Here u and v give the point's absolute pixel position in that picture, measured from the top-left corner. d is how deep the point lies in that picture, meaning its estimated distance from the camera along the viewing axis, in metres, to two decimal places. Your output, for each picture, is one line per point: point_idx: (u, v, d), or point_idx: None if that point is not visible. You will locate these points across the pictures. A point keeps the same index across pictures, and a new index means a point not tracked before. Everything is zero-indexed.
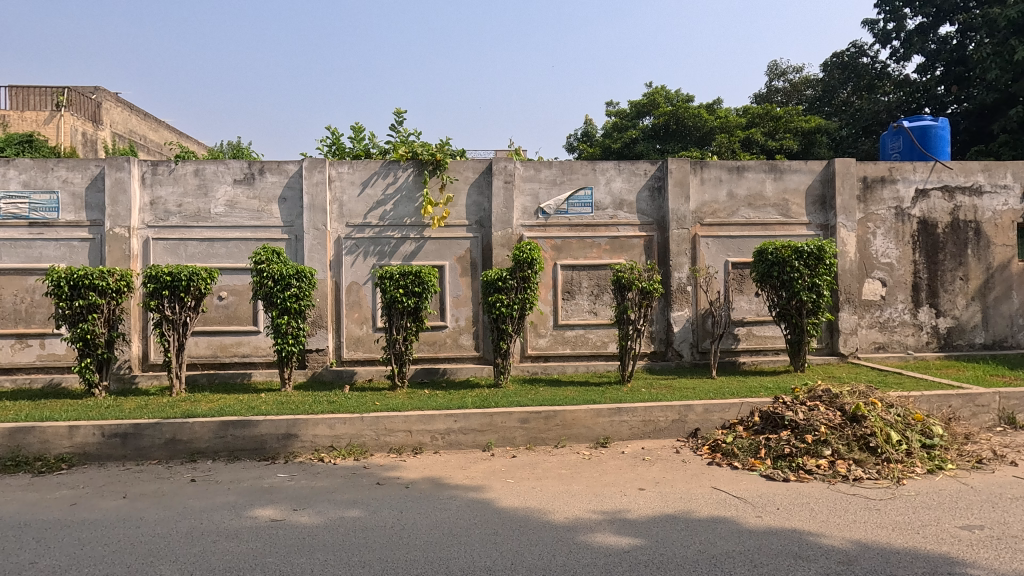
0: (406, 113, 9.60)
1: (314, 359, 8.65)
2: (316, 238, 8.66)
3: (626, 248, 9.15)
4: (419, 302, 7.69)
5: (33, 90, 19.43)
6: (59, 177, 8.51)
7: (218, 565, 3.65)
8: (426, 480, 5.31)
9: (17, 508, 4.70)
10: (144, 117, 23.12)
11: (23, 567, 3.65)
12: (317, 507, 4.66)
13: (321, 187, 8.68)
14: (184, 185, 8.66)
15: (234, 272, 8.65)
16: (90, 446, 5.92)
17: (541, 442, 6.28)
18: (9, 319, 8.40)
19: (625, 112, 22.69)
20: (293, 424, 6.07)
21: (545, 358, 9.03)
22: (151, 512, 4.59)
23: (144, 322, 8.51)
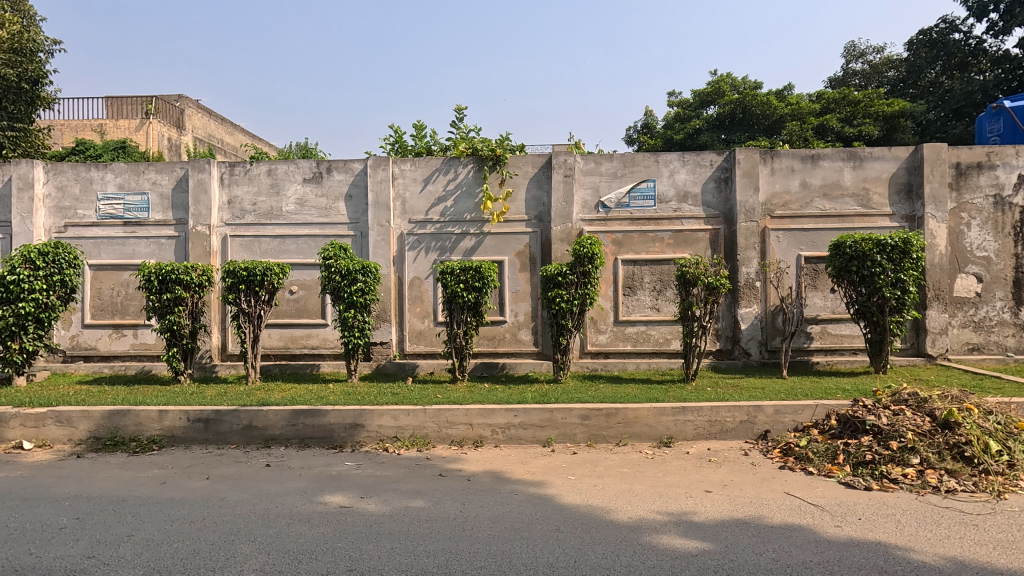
0: (466, 109, 9.68)
1: (379, 352, 8.92)
2: (381, 234, 8.90)
3: (690, 242, 8.85)
4: (478, 297, 7.74)
5: (126, 99, 21.00)
6: (149, 179, 9.17)
7: (293, 547, 3.82)
8: (487, 474, 5.35)
9: (115, 485, 5.12)
10: (222, 122, 24.63)
11: (121, 539, 3.96)
12: (382, 495, 4.79)
13: (385, 184, 8.92)
14: (258, 184, 9.11)
15: (304, 267, 9.04)
16: (177, 429, 6.35)
17: (602, 439, 6.20)
18: (107, 311, 9.15)
19: (688, 102, 21.99)
20: (359, 414, 6.28)
21: (605, 355, 8.91)
22: (230, 494, 4.87)
23: (223, 315, 9.05)
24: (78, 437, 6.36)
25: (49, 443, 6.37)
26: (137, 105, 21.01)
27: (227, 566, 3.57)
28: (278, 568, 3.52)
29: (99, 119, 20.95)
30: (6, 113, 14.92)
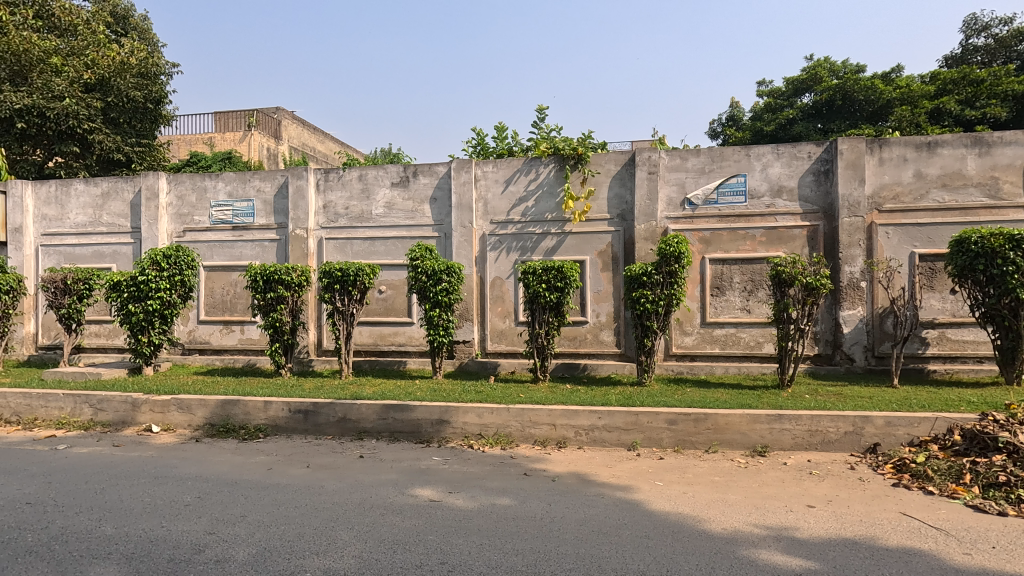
0: (547, 109, 9.68)
1: (462, 350, 9.12)
2: (463, 235, 9.11)
3: (785, 240, 8.34)
4: (560, 297, 7.71)
5: (232, 113, 22.85)
6: (254, 187, 9.93)
7: (387, 536, 3.99)
8: (572, 475, 5.31)
9: (228, 468, 5.58)
10: (314, 131, 26.25)
11: (236, 519, 4.31)
12: (469, 491, 4.89)
13: (468, 186, 9.11)
14: (350, 189, 9.60)
15: (392, 267, 9.43)
16: (280, 419, 6.82)
17: (690, 445, 5.97)
18: (218, 308, 10.02)
19: (780, 90, 20.78)
20: (445, 411, 6.45)
21: (691, 358, 8.59)
22: (329, 482, 5.17)
23: (319, 313, 9.63)
24: (196, 423, 7.01)
25: (173, 427, 7.06)
26: (241, 118, 22.79)
27: (329, 550, 3.78)
28: (375, 556, 3.68)
29: (209, 133, 22.95)
30: (134, 131, 16.72)
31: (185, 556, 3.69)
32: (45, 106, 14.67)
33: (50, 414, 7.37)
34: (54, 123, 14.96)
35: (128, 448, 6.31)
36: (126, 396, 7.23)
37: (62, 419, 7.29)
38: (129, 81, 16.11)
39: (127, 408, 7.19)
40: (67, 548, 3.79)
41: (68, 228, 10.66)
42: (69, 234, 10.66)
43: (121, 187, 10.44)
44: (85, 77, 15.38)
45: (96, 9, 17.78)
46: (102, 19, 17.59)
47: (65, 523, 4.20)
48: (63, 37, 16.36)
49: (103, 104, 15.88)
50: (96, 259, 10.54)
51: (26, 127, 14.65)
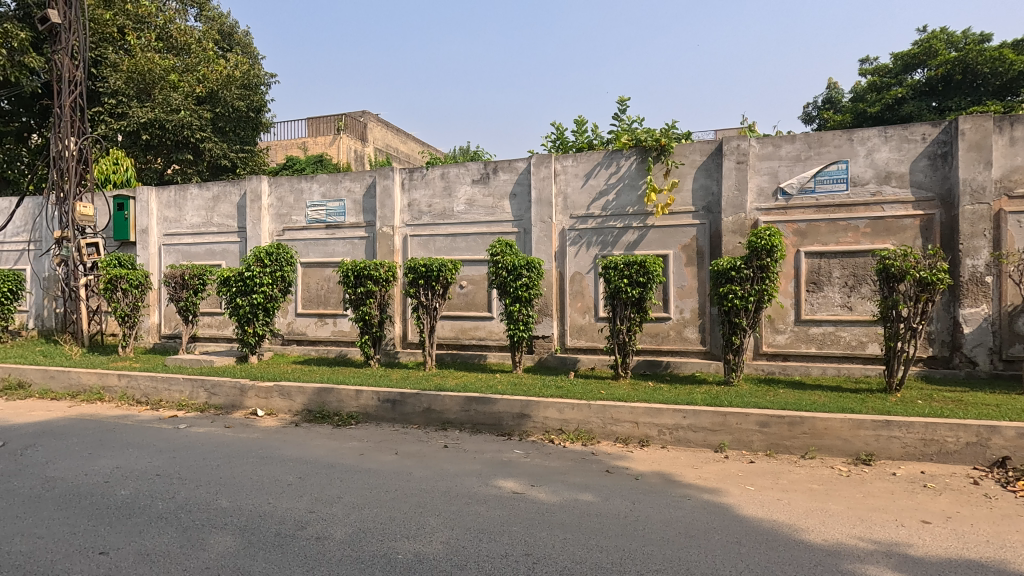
0: (628, 100, 9.47)
1: (541, 345, 9.16)
2: (543, 230, 9.12)
3: (894, 231, 7.64)
4: (643, 293, 7.53)
5: (323, 118, 24.25)
6: (345, 187, 10.49)
7: (473, 525, 4.09)
8: (656, 475, 5.18)
9: (325, 452, 5.96)
10: (397, 132, 27.36)
11: (333, 500, 4.59)
12: (552, 485, 4.91)
13: (547, 181, 9.11)
14: (434, 187, 9.89)
15: (473, 263, 9.63)
16: (370, 407, 7.18)
17: (784, 449, 5.64)
18: (313, 302, 10.69)
19: (887, 67, 19.02)
20: (526, 405, 6.51)
21: (784, 357, 8.11)
22: (416, 470, 5.38)
23: (404, 307, 10.04)
24: (295, 408, 7.53)
25: (275, 411, 7.63)
26: (331, 122, 24.12)
27: (419, 535, 3.93)
28: (462, 543, 3.79)
29: (302, 137, 24.47)
30: (239, 139, 18.28)
31: (291, 531, 3.98)
32: (166, 120, 16.25)
33: (172, 396, 8.20)
34: (172, 134, 16.61)
35: (238, 429, 6.89)
36: (235, 382, 7.90)
37: (182, 401, 8.09)
38: (234, 92, 17.65)
39: (236, 393, 7.86)
40: (191, 517, 4.20)
41: (185, 229, 11.78)
42: (185, 233, 11.78)
43: (229, 191, 11.39)
44: (197, 91, 16.91)
45: (206, 28, 19.45)
46: (211, 37, 19.19)
47: (188, 494, 4.66)
48: (178, 55, 17.90)
49: (212, 115, 17.43)
50: (209, 256, 11.57)
51: (149, 139, 16.36)
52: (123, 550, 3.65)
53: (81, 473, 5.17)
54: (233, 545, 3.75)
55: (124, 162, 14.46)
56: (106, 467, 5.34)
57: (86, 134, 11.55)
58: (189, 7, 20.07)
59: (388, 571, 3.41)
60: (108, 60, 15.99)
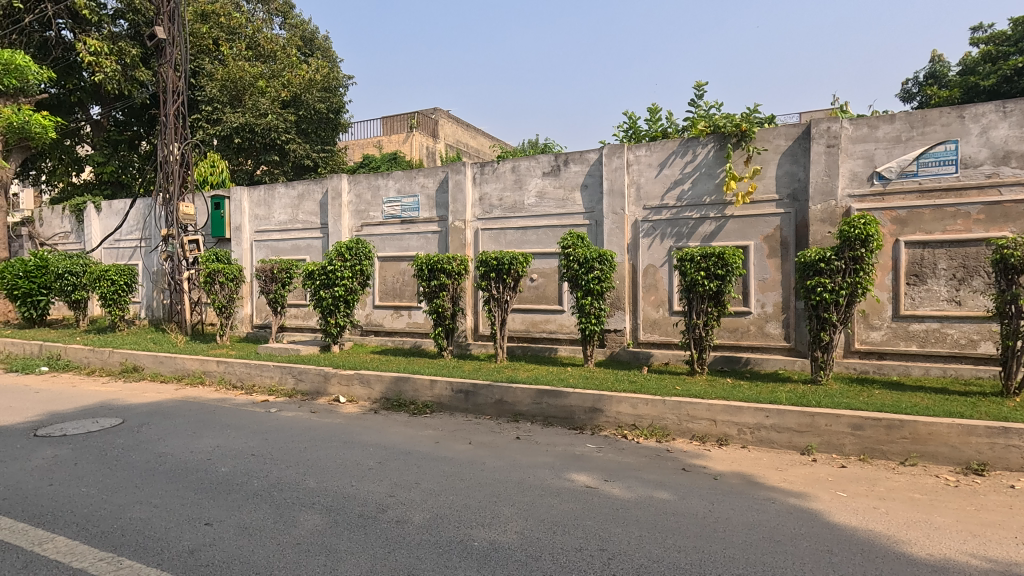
0: (706, 84, 9.07)
1: (613, 339, 9.03)
2: (615, 222, 8.96)
3: (1013, 217, 6.87)
4: (721, 286, 7.20)
5: (396, 117, 25.02)
6: (419, 183, 10.79)
7: (547, 517, 4.10)
8: (737, 476, 4.96)
9: (402, 439, 6.17)
10: (466, 127, 27.84)
11: (411, 485, 4.75)
12: (625, 481, 4.83)
13: (620, 171, 8.93)
14: (505, 181, 9.95)
15: (544, 256, 9.62)
16: (444, 397, 7.37)
17: (880, 454, 5.24)
18: (390, 294, 11.10)
19: (1005, 35, 17.10)
20: (598, 399, 6.43)
21: (879, 355, 7.52)
22: (490, 460, 5.46)
23: (476, 300, 10.21)
24: (374, 396, 7.86)
25: (356, 398, 8.00)
26: (404, 120, 24.86)
27: (494, 524, 3.98)
28: (536, 534, 3.80)
29: (377, 136, 25.40)
30: (320, 139, 19.28)
31: (372, 513, 4.15)
32: (255, 123, 17.34)
33: (264, 381, 8.79)
34: (261, 137, 17.75)
35: (322, 415, 7.29)
36: (320, 369, 8.36)
37: (272, 386, 8.66)
38: (315, 95, 18.50)
39: (320, 380, 8.31)
40: (282, 495, 4.50)
41: (273, 226, 12.56)
42: (274, 230, 12.55)
43: (312, 189, 12.03)
44: (283, 95, 17.94)
45: (290, 36, 20.58)
46: (294, 43, 20.27)
47: (280, 474, 4.99)
48: (264, 62, 19.03)
49: (296, 117, 18.45)
50: (294, 251, 12.28)
51: (241, 142, 17.54)
52: (225, 523, 3.97)
53: (187, 450, 5.66)
54: (321, 524, 3.97)
55: (219, 165, 15.62)
56: (208, 446, 5.83)
57: (187, 139, 12.56)
58: (275, 16, 21.29)
59: (465, 557, 3.49)
60: (205, 70, 17.24)
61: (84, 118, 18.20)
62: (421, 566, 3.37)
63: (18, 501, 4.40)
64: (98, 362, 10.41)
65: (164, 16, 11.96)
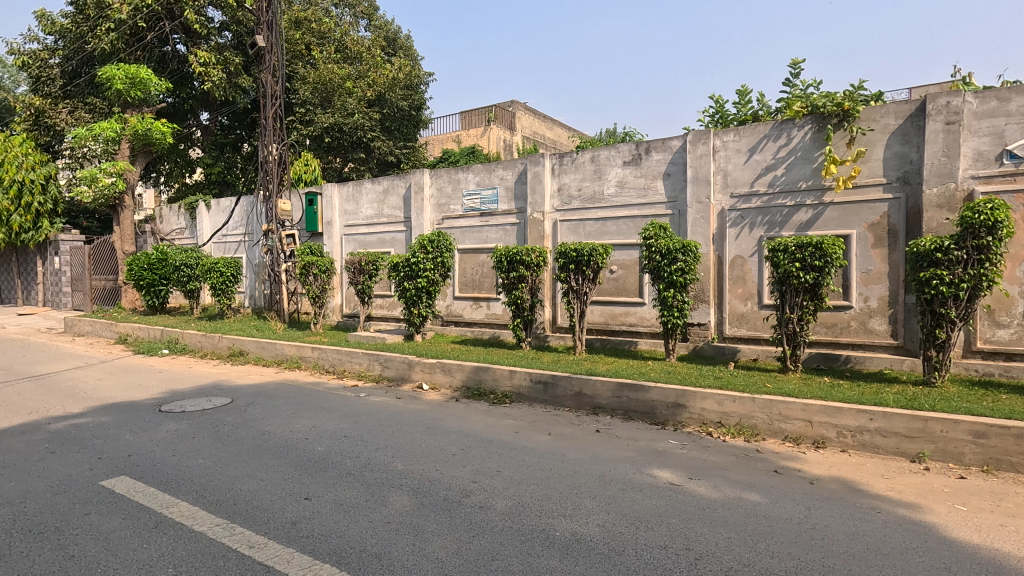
0: (802, 62, 8.47)
1: (696, 333, 8.73)
2: (700, 211, 8.60)
3: None
4: (819, 278, 6.71)
5: (474, 111, 25.44)
6: (498, 176, 10.91)
7: (629, 512, 4.04)
8: (836, 481, 4.64)
9: (483, 427, 6.31)
10: (543, 118, 27.86)
11: (493, 472, 4.85)
12: (711, 480, 4.65)
13: (705, 159, 8.56)
14: (584, 171, 9.83)
15: (624, 247, 9.42)
16: (523, 387, 7.44)
17: (1007, 466, 4.70)
18: (469, 286, 11.34)
19: None
20: (682, 394, 6.24)
21: (1006, 357, 6.74)
22: (569, 452, 5.45)
23: (554, 292, 10.21)
24: (455, 384, 8.09)
25: (438, 386, 8.26)
26: (482, 114, 25.22)
27: (576, 515, 3.98)
28: (618, 528, 3.76)
29: (457, 131, 25.95)
30: (403, 136, 20.16)
31: (456, 498, 4.28)
32: (343, 123, 18.22)
33: (353, 367, 9.29)
34: (348, 136, 18.67)
35: (407, 401, 7.60)
36: (404, 357, 8.71)
37: (361, 372, 9.14)
38: (398, 94, 19.37)
39: (405, 367, 8.66)
40: (373, 475, 4.74)
41: (360, 220, 13.20)
42: (361, 224, 13.19)
43: (397, 185, 12.52)
44: (369, 95, 18.83)
45: (375, 37, 21.45)
46: (378, 44, 21.08)
47: (370, 455, 5.27)
48: (351, 64, 19.93)
49: (380, 116, 19.25)
50: (380, 244, 12.84)
51: (331, 141, 18.56)
52: (322, 498, 4.25)
53: (288, 430, 6.11)
54: (409, 505, 4.15)
55: (312, 164, 16.62)
56: (306, 426, 6.25)
57: (284, 140, 13.43)
58: (361, 19, 22.26)
59: (548, 546, 3.52)
60: (298, 75, 18.32)
61: (195, 124, 19.96)
62: (505, 552, 3.44)
63: (148, 467, 4.95)
64: (209, 346, 11.46)
65: (263, 26, 12.84)
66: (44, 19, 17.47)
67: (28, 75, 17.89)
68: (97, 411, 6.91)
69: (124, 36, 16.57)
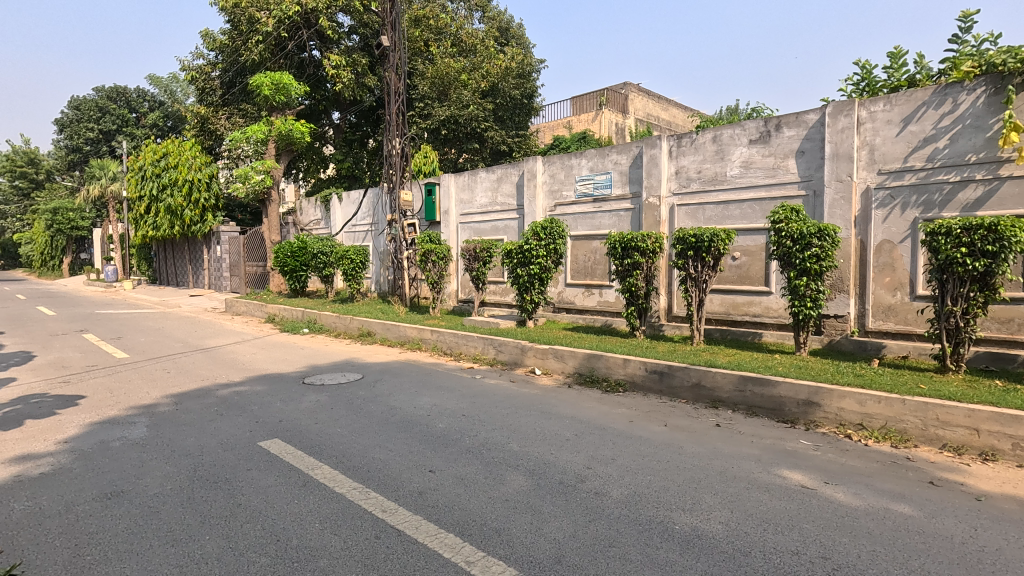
0: (974, 13, 7.31)
1: (832, 325, 7.99)
2: (839, 191, 7.78)
3: None
4: (991, 265, 5.77)
5: (586, 96, 25.10)
6: (612, 160, 10.68)
7: (756, 512, 3.81)
8: (1010, 500, 4.01)
9: (597, 414, 6.28)
10: (657, 99, 26.82)
11: (608, 460, 4.82)
12: (851, 486, 4.24)
13: (848, 132, 7.70)
14: (704, 152, 9.31)
15: (748, 232, 8.81)
16: (637, 376, 7.28)
17: None
18: (582, 273, 11.29)
19: None
20: (814, 391, 5.74)
21: None
22: (687, 445, 5.25)
23: (670, 280, 9.87)
24: (567, 370, 8.13)
25: (551, 371, 8.35)
26: (593, 99, 24.79)
27: (696, 510, 3.84)
28: (743, 528, 3.56)
29: (567, 117, 25.80)
30: (515, 125, 20.68)
31: (572, 482, 4.32)
32: (459, 115, 18.87)
33: (469, 350, 9.69)
34: (463, 127, 19.32)
35: (521, 385, 7.78)
36: (517, 342, 8.90)
37: (476, 355, 9.50)
38: (511, 83, 19.88)
39: (518, 352, 8.85)
40: (491, 454, 4.93)
41: (475, 208, 13.64)
42: (476, 212, 13.62)
43: (510, 172, 12.75)
44: (482, 86, 19.37)
45: (488, 28, 21.91)
46: (491, 35, 21.48)
47: (487, 435, 5.47)
48: (466, 56, 20.54)
49: (493, 105, 19.81)
50: (494, 232, 13.18)
51: (447, 133, 19.33)
52: (445, 472, 4.50)
53: (412, 406, 6.53)
54: (525, 485, 4.26)
55: (430, 156, 17.45)
56: (428, 404, 6.64)
57: (405, 134, 14.18)
58: (475, 11, 22.81)
59: (666, 539, 3.43)
60: (418, 71, 19.25)
61: (328, 123, 21.80)
62: (622, 540, 3.41)
63: (295, 433, 5.55)
64: (342, 326, 12.55)
65: (387, 26, 13.59)
66: (208, 38, 19.90)
67: (196, 87, 20.53)
68: (253, 381, 7.88)
69: (270, 47, 18.41)
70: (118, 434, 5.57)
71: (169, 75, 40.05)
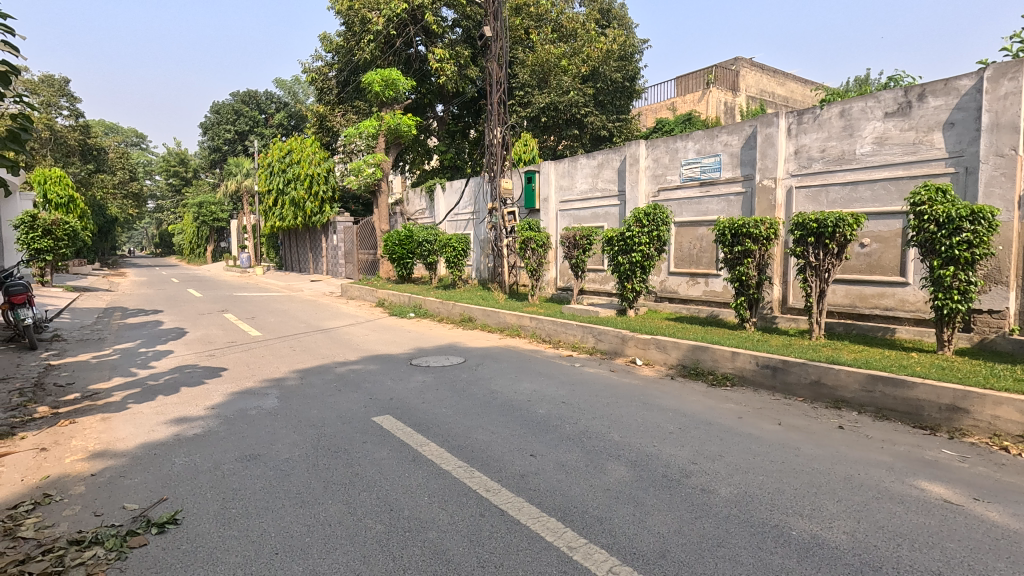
0: None
1: (985, 322, 7.01)
2: (999, 167, 6.74)
3: None
4: None
5: (692, 75, 23.85)
6: (722, 141, 10.08)
7: (888, 525, 3.45)
8: None
9: (702, 408, 6.01)
10: (773, 74, 24.87)
11: (714, 456, 4.60)
12: (1009, 506, 3.70)
13: (1013, 99, 6.63)
14: (829, 129, 8.50)
15: (881, 216, 7.94)
16: (747, 370, 6.87)
17: None
18: (686, 261, 10.81)
19: None
20: (961, 396, 5.07)
21: None
22: (805, 446, 4.86)
23: (785, 269, 9.20)
24: (670, 361, 7.86)
25: (652, 362, 8.12)
26: (701, 77, 23.49)
27: (816, 516, 3.56)
28: (872, 541, 3.25)
29: (672, 99, 24.70)
30: (616, 109, 20.27)
31: (677, 476, 4.17)
32: (559, 101, 18.80)
33: (568, 338, 9.69)
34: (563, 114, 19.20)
35: (621, 374, 7.64)
36: (618, 332, 8.75)
37: (575, 343, 9.48)
38: (612, 65, 19.58)
39: (618, 341, 8.71)
40: (591, 442, 4.90)
41: (575, 195, 13.52)
42: (575, 199, 13.50)
43: (611, 158, 12.47)
44: (583, 71, 19.12)
45: (590, 10, 21.47)
46: (592, 18, 21.04)
47: (587, 423, 5.44)
48: (567, 41, 20.30)
49: (594, 90, 19.58)
50: (594, 219, 13.00)
51: (547, 121, 19.32)
52: (546, 457, 4.54)
53: (513, 391, 6.66)
54: (627, 475, 4.19)
55: (530, 144, 17.54)
56: (528, 389, 6.74)
57: (506, 123, 14.35)
58: None
59: (782, 544, 3.22)
60: (519, 59, 19.34)
61: (433, 115, 22.63)
62: (732, 540, 3.25)
63: (404, 411, 5.88)
64: (445, 312, 13.06)
65: (489, 17, 13.77)
66: (326, 40, 21.36)
67: (315, 88, 22.17)
68: (367, 361, 8.46)
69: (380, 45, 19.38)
70: (254, 403, 6.24)
71: (293, 78, 43.73)
